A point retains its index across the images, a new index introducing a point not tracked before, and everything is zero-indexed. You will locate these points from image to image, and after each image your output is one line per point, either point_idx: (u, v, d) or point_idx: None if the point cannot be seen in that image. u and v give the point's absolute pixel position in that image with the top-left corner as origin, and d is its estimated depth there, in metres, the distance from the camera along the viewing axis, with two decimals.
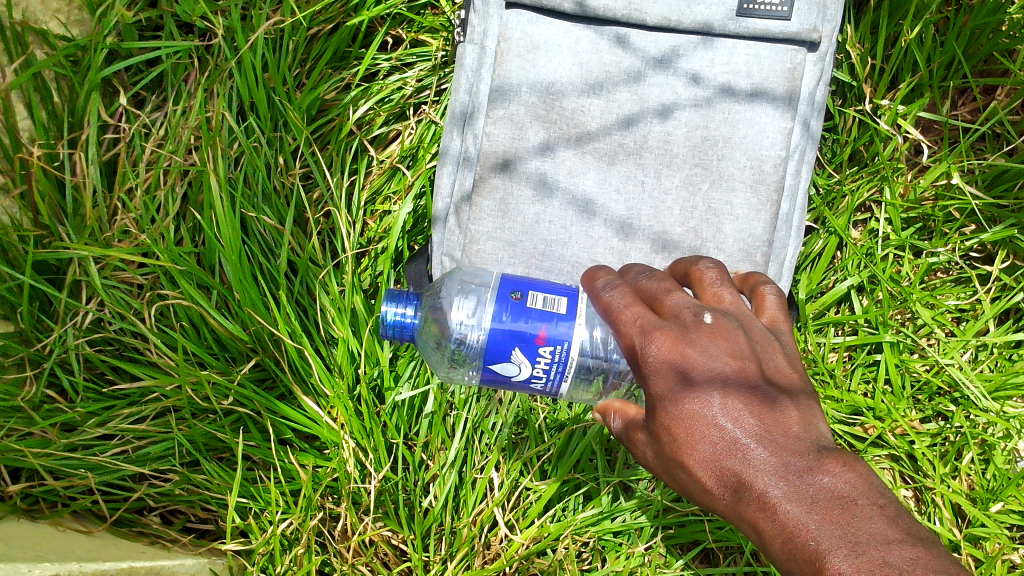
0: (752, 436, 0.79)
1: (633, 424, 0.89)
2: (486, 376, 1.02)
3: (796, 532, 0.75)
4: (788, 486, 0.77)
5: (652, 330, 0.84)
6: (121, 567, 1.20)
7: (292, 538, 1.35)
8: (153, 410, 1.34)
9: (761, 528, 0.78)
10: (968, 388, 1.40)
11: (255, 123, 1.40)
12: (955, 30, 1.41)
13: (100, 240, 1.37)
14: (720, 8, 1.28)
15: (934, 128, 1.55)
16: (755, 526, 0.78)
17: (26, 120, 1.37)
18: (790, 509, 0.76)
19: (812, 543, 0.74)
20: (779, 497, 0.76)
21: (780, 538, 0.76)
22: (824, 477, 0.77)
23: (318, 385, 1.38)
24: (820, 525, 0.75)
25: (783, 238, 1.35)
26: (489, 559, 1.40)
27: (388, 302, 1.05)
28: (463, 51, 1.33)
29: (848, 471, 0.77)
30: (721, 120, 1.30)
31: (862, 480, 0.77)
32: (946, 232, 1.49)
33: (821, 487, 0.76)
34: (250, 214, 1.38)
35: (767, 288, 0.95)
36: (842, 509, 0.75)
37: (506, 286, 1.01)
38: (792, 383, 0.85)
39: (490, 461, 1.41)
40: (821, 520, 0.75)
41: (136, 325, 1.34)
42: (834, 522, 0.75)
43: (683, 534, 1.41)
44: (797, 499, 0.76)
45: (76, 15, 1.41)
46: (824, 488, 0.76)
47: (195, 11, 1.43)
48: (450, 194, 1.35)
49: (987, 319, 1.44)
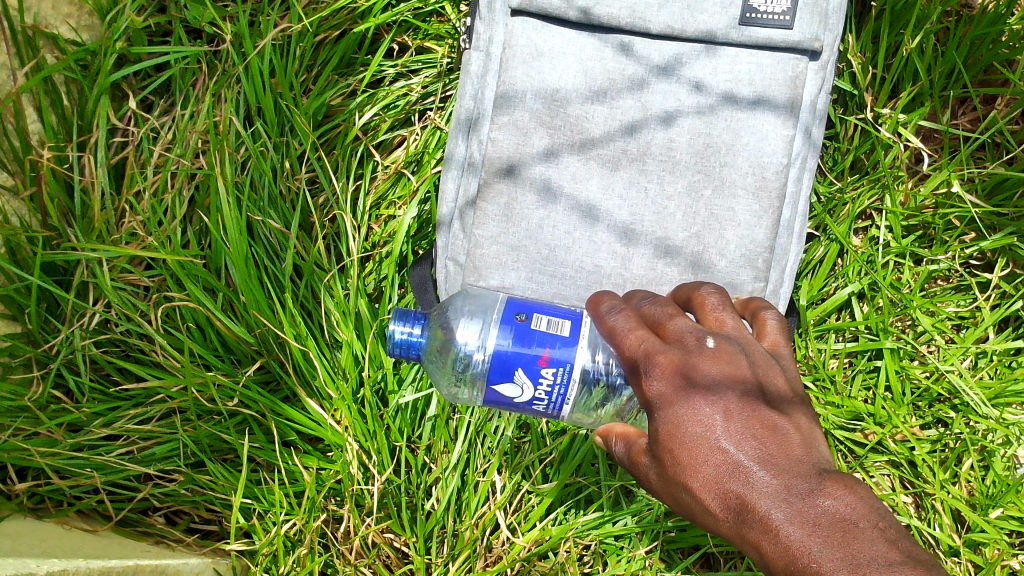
0: (755, 459, 0.80)
1: (636, 447, 0.90)
2: (489, 396, 1.03)
3: (798, 554, 0.76)
4: (790, 509, 0.77)
5: (656, 353, 0.85)
6: (126, 564, 1.19)
7: (296, 539, 1.37)
8: (159, 411, 1.35)
9: (764, 551, 0.78)
10: (967, 395, 1.41)
11: (262, 128, 1.42)
12: (955, 39, 1.43)
13: (107, 242, 1.38)
14: (723, 16, 1.30)
15: (935, 137, 1.57)
16: (758, 548, 0.78)
17: (35, 123, 1.37)
18: (792, 532, 0.76)
19: (814, 565, 0.75)
20: (781, 520, 0.77)
21: (783, 561, 0.77)
22: (826, 500, 0.77)
23: (323, 388, 1.40)
24: (821, 547, 0.75)
25: (784, 244, 1.36)
26: (491, 561, 1.41)
27: (395, 321, 1.07)
28: (469, 58, 1.37)
29: (849, 494, 0.77)
30: (724, 127, 1.31)
31: (863, 503, 0.77)
32: (946, 240, 1.50)
33: (822, 510, 0.77)
34: (256, 217, 1.39)
35: (768, 313, 0.96)
36: (844, 532, 0.76)
37: (511, 308, 1.03)
38: (793, 407, 0.86)
39: (492, 464, 1.42)
40: (823, 543, 0.75)
41: (142, 327, 1.35)
42: (836, 545, 0.75)
43: (683, 538, 1.42)
44: (799, 522, 0.77)
45: (86, 20, 1.42)
46: (826, 511, 0.77)
47: (203, 17, 1.46)
48: (454, 198, 1.38)
49: (986, 327, 1.46)
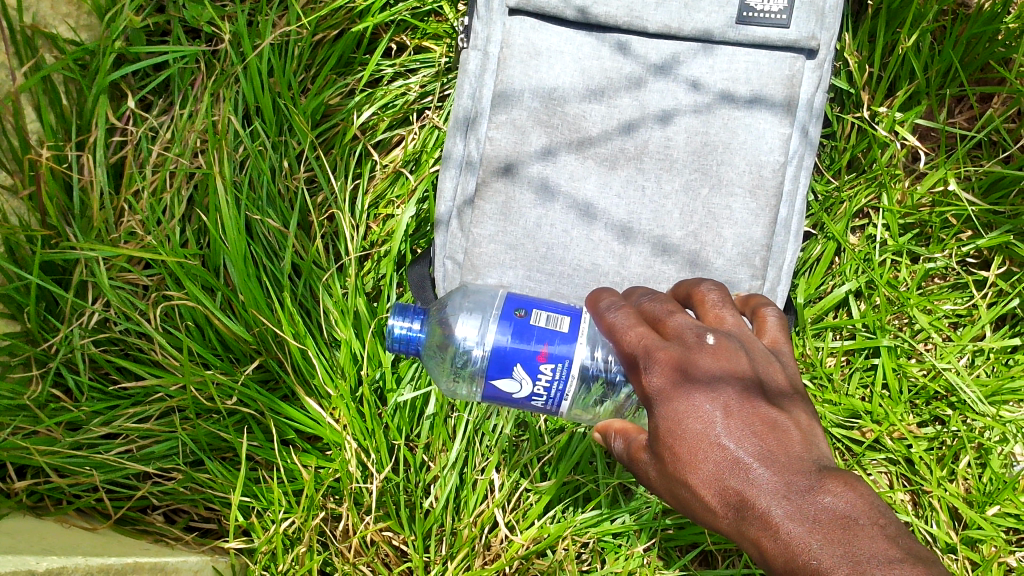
0: (755, 456, 0.80)
1: (635, 444, 0.90)
2: (488, 391, 1.04)
3: (798, 551, 0.76)
4: (790, 506, 0.77)
5: (655, 350, 0.86)
6: (126, 562, 1.20)
7: (294, 537, 1.37)
8: (158, 410, 1.36)
9: (764, 547, 0.78)
10: (964, 393, 1.41)
11: (260, 127, 1.43)
12: (951, 38, 1.44)
13: (106, 241, 1.39)
14: (720, 15, 1.30)
15: (932, 136, 1.57)
16: (758, 545, 0.79)
17: (34, 123, 1.38)
18: (792, 529, 0.77)
19: (814, 562, 0.75)
20: (781, 517, 0.77)
21: (782, 557, 0.77)
22: (826, 497, 0.77)
23: (321, 386, 1.40)
24: (821, 544, 0.76)
25: (782, 242, 1.36)
26: (489, 559, 1.42)
27: (394, 315, 1.07)
28: (467, 58, 1.37)
29: (849, 491, 0.78)
30: (721, 126, 1.32)
31: (863, 500, 0.78)
32: (943, 238, 1.51)
33: (822, 507, 0.77)
34: (254, 216, 1.40)
35: (768, 310, 0.96)
36: (843, 529, 0.76)
37: (511, 304, 1.04)
38: (793, 404, 0.87)
39: (490, 463, 1.42)
40: (823, 539, 0.76)
41: (141, 326, 1.36)
42: (836, 541, 0.75)
43: (681, 536, 1.42)
44: (799, 518, 0.77)
45: (85, 20, 1.43)
46: (826, 508, 0.77)
47: (202, 17, 1.46)
48: (452, 197, 1.39)
49: (983, 324, 1.46)
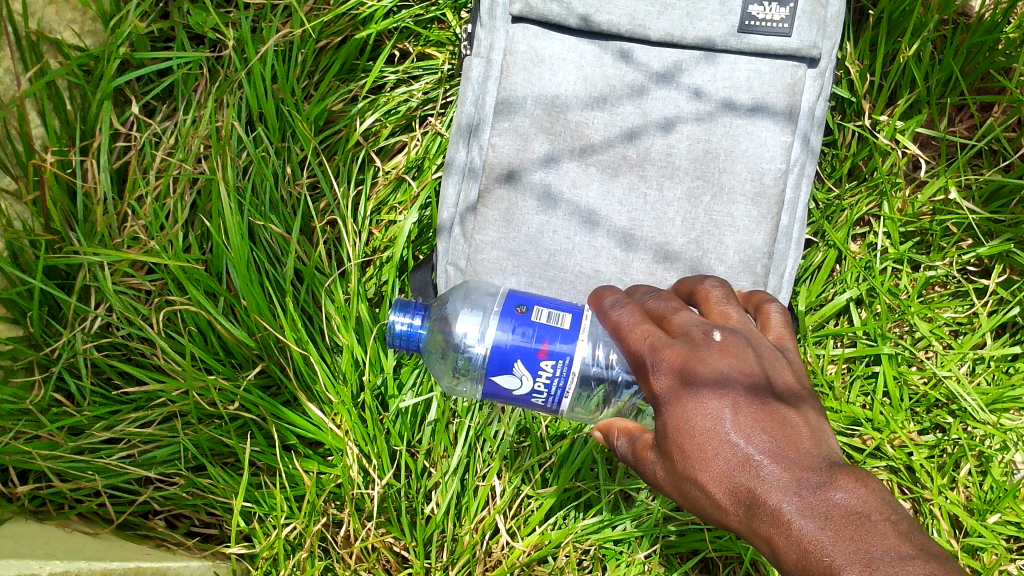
0: (764, 453, 0.80)
1: (639, 443, 0.90)
2: (488, 388, 1.03)
3: (811, 548, 0.76)
4: (801, 502, 0.78)
5: (663, 347, 0.86)
6: (127, 567, 1.21)
7: (296, 543, 1.37)
8: (160, 415, 1.36)
9: (775, 544, 0.78)
10: (965, 400, 1.42)
11: (263, 133, 1.43)
12: (952, 48, 1.45)
13: (109, 246, 1.39)
14: (722, 24, 1.31)
15: (932, 145, 1.58)
16: (769, 542, 0.79)
17: (38, 128, 1.38)
18: (804, 525, 0.77)
19: (827, 559, 0.75)
20: (793, 513, 0.77)
21: (795, 554, 0.77)
22: (837, 493, 0.77)
23: (323, 392, 1.40)
24: (834, 541, 0.76)
25: (783, 249, 1.37)
26: (490, 565, 1.42)
27: (395, 312, 1.07)
28: (470, 65, 1.38)
29: (860, 487, 0.78)
30: (723, 134, 1.32)
31: (875, 496, 0.78)
32: (943, 246, 1.51)
33: (834, 504, 0.77)
34: (257, 222, 1.40)
35: (772, 306, 0.97)
36: (856, 525, 0.76)
37: (512, 300, 1.04)
38: (800, 398, 0.87)
39: (491, 468, 1.43)
40: (835, 536, 0.76)
41: (143, 330, 1.36)
42: (849, 538, 0.75)
43: (682, 543, 1.43)
44: (811, 515, 0.77)
45: (89, 26, 1.43)
46: (838, 504, 0.77)
47: (206, 23, 1.47)
48: (455, 203, 1.39)
49: (983, 333, 1.46)
